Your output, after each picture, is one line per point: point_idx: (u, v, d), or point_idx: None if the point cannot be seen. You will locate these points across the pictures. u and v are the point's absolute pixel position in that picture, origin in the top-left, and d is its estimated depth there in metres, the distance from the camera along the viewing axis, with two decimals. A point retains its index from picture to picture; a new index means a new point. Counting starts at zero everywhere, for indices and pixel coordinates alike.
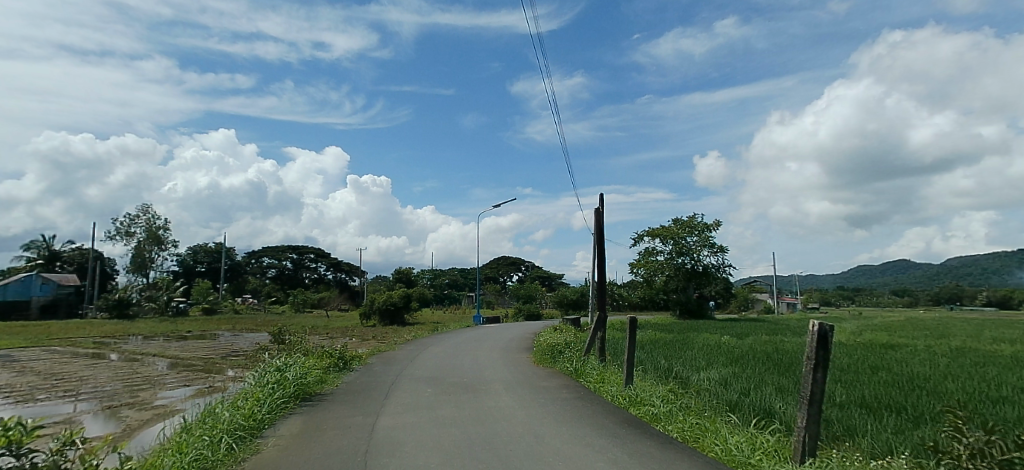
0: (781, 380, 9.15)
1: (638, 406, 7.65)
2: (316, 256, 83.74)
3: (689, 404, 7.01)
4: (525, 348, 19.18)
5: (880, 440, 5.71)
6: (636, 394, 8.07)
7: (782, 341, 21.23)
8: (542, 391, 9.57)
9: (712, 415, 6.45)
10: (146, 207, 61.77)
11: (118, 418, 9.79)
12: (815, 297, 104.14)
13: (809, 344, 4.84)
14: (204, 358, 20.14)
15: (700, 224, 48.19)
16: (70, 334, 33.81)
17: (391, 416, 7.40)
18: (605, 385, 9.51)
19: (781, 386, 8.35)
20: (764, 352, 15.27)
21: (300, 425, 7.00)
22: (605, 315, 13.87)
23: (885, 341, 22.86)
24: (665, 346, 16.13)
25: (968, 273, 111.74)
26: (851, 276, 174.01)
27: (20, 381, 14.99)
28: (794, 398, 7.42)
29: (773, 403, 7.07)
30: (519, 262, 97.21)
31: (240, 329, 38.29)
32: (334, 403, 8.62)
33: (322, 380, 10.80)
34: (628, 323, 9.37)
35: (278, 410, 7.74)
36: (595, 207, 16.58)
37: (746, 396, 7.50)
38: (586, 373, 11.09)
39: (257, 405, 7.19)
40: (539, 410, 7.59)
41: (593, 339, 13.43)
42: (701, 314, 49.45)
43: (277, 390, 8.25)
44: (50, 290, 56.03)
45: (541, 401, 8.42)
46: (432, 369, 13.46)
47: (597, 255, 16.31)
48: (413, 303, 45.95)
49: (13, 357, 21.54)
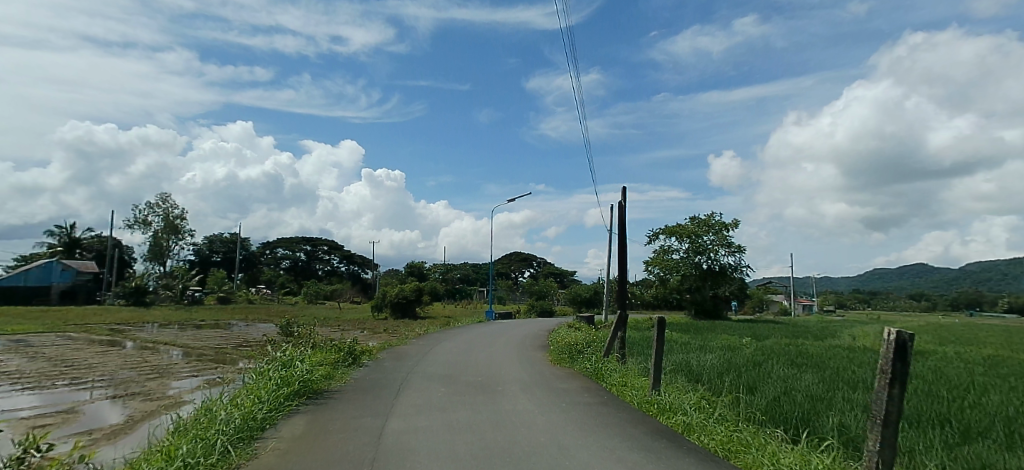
0: (812, 386, 8.85)
1: (668, 414, 7.38)
2: (329, 248, 84.35)
3: (726, 414, 6.73)
4: (540, 346, 19.06)
5: (938, 458, 5.44)
6: (666, 400, 7.80)
7: (804, 344, 20.86)
8: (562, 394, 9.39)
9: (753, 428, 6.19)
10: (165, 196, 62.43)
11: (122, 408, 9.71)
12: (831, 300, 103.01)
13: (885, 355, 4.51)
14: (216, 347, 20.22)
15: (718, 223, 47.82)
16: (87, 321, 34.14)
17: (399, 420, 7.19)
18: (629, 389, 9.24)
19: (812, 393, 8.08)
20: (790, 356, 14.96)
21: (304, 427, 6.85)
22: (626, 313, 13.62)
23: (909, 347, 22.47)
24: (685, 349, 15.85)
25: (988, 281, 109.66)
26: (867, 278, 171.85)
27: (31, 367, 15.03)
28: (830, 407, 7.15)
29: (816, 413, 6.80)
30: (532, 259, 97.11)
31: (254, 319, 38.48)
32: (340, 403, 8.44)
33: (330, 377, 10.66)
34: (656, 324, 9.03)
35: (280, 408, 7.58)
36: (618, 202, 16.14)
37: (779, 404, 7.25)
38: (607, 375, 10.87)
39: (258, 404, 7.02)
40: (560, 417, 7.38)
41: (613, 338, 13.13)
42: (716, 314, 48.94)
43: (281, 388, 8.08)
44: (70, 277, 56.30)
45: (562, 406, 8.21)
46: (444, 366, 13.28)
47: (618, 253, 15.92)
48: (425, 296, 45.83)
49: (30, 343, 21.76)
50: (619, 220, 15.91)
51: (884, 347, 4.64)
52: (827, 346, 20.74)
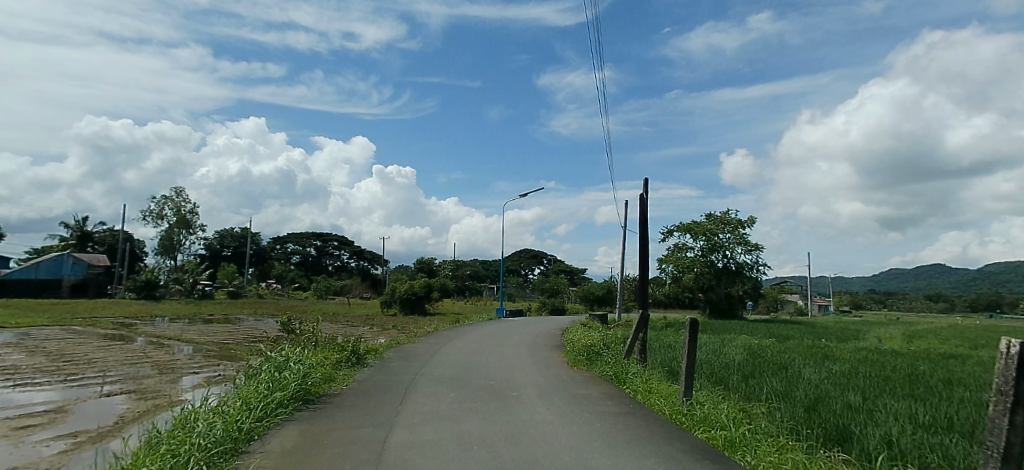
0: (851, 394, 8.45)
1: (705, 426, 6.97)
2: (339, 243, 84.77)
3: (770, 429, 6.36)
4: (554, 346, 18.72)
5: None
6: (701, 411, 7.40)
7: (829, 347, 20.39)
8: (583, 401, 9.09)
9: (803, 446, 5.82)
10: (178, 190, 62.74)
11: (116, 407, 9.52)
12: (846, 300, 102.05)
13: (1006, 374, 4.23)
14: (223, 343, 20.14)
15: (734, 221, 47.32)
16: (95, 314, 34.27)
17: (403, 432, 6.88)
18: (656, 398, 8.85)
19: (850, 400, 7.77)
20: (819, 359, 14.49)
21: (296, 438, 6.57)
22: (646, 313, 13.21)
23: (940, 351, 21.84)
24: (706, 349, 15.42)
25: (1009, 282, 107.86)
26: (883, 278, 169.94)
27: (31, 361, 14.94)
28: (875, 417, 6.81)
29: (864, 424, 6.44)
30: (542, 255, 97.00)
31: (264, 314, 38.45)
32: (339, 410, 8.16)
33: (331, 379, 10.42)
34: (688, 324, 8.62)
35: (272, 416, 7.29)
36: (640, 195, 15.67)
37: (820, 413, 6.90)
38: (629, 380, 10.51)
39: (245, 412, 6.73)
40: (582, 431, 7.05)
41: (634, 340, 12.76)
42: (732, 314, 48.41)
43: (273, 392, 7.83)
44: (81, 270, 56.60)
45: (583, 416, 7.92)
46: (453, 368, 13.02)
47: (641, 250, 15.37)
48: (435, 293, 45.66)
49: (34, 336, 21.78)
50: (640, 216, 15.51)
51: (1000, 362, 4.37)
52: (850, 348, 20.28)
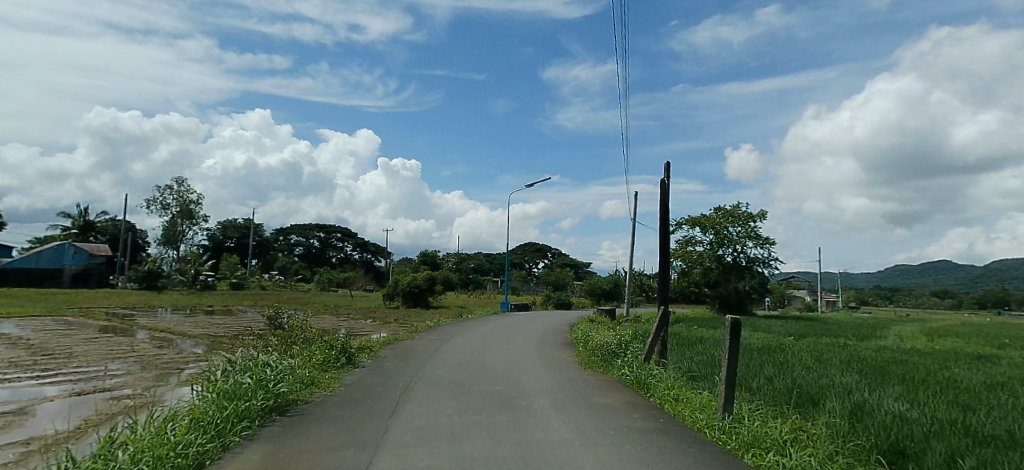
0: (898, 401, 8.00)
1: (754, 450, 6.45)
2: (343, 235, 84.53)
3: (831, 448, 5.86)
4: (564, 346, 18.37)
5: None
6: (748, 430, 6.87)
7: (854, 345, 19.83)
8: (599, 415, 8.61)
9: None
10: (180, 180, 62.54)
11: (84, 408, 9.26)
12: (852, 297, 101.65)
13: None
14: (216, 337, 19.78)
15: (744, 214, 46.71)
16: (94, 304, 34.15)
17: (388, 456, 6.45)
18: (692, 410, 8.37)
19: (902, 409, 7.30)
20: (849, 360, 13.98)
21: (257, 463, 6.15)
22: (668, 310, 12.64)
23: (971, 351, 21.22)
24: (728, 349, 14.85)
25: (1016, 282, 107.26)
26: (889, 275, 169.43)
27: (11, 354, 14.57)
28: (940, 432, 6.31)
29: (922, 442, 6.05)
30: (546, 249, 96.85)
31: (262, 306, 38.31)
32: (317, 424, 7.81)
33: (314, 383, 10.05)
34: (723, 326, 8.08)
35: (231, 433, 6.87)
36: (662, 180, 15.12)
37: (879, 429, 6.39)
38: (653, 387, 10.09)
39: (194, 433, 6.30)
40: (589, 455, 6.59)
41: (655, 340, 12.31)
42: (740, 309, 47.89)
43: (233, 407, 7.39)
44: (82, 259, 56.64)
45: (595, 436, 7.45)
46: (454, 370, 12.63)
47: (661, 244, 14.76)
48: (438, 286, 45.28)
49: (26, 326, 21.62)
50: (662, 203, 15.10)
51: None
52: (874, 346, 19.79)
